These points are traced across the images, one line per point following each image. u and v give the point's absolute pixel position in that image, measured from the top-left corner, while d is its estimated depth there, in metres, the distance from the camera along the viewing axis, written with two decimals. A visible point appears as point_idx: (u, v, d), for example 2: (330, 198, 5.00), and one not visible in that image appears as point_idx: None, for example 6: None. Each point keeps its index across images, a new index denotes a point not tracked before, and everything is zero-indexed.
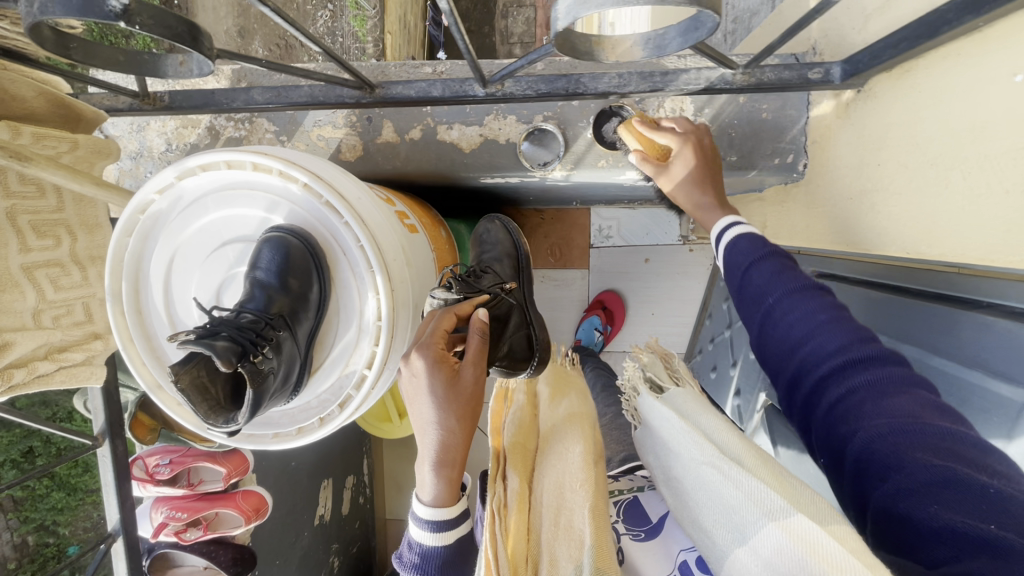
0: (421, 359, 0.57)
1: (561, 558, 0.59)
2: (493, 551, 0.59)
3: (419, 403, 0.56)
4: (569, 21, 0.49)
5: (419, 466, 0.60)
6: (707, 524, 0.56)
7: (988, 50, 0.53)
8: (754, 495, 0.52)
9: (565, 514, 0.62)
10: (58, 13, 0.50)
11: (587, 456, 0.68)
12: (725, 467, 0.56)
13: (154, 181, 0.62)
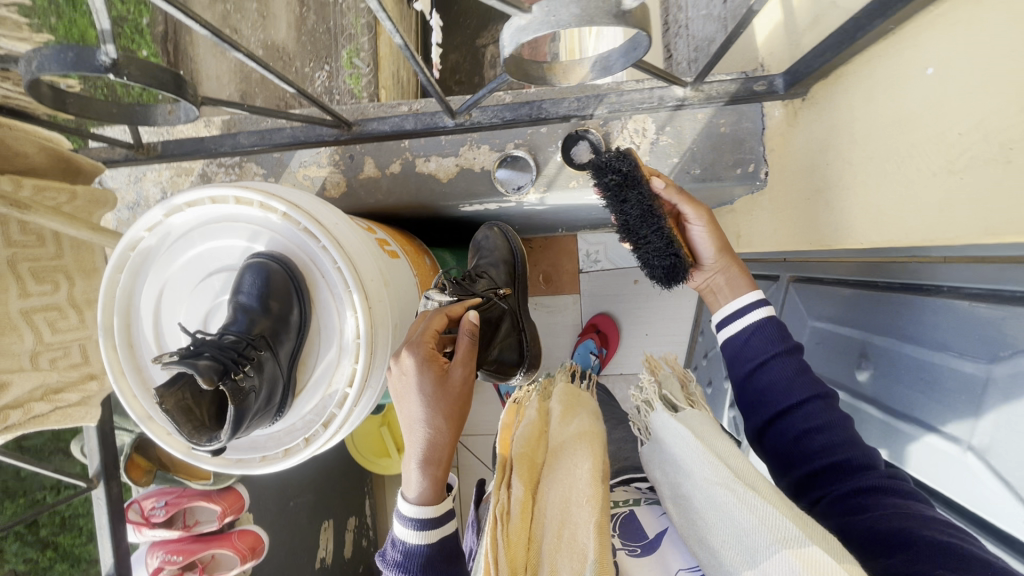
0: (410, 357, 0.60)
1: (562, 571, 0.60)
2: (493, 555, 0.62)
3: (408, 401, 0.59)
4: (513, 48, 0.54)
5: (406, 463, 0.62)
6: (711, 540, 0.58)
7: (900, 49, 0.57)
8: (767, 521, 0.53)
9: (568, 526, 0.63)
10: (54, 70, 0.56)
11: (595, 468, 0.67)
12: (740, 490, 0.57)
13: (144, 219, 0.66)
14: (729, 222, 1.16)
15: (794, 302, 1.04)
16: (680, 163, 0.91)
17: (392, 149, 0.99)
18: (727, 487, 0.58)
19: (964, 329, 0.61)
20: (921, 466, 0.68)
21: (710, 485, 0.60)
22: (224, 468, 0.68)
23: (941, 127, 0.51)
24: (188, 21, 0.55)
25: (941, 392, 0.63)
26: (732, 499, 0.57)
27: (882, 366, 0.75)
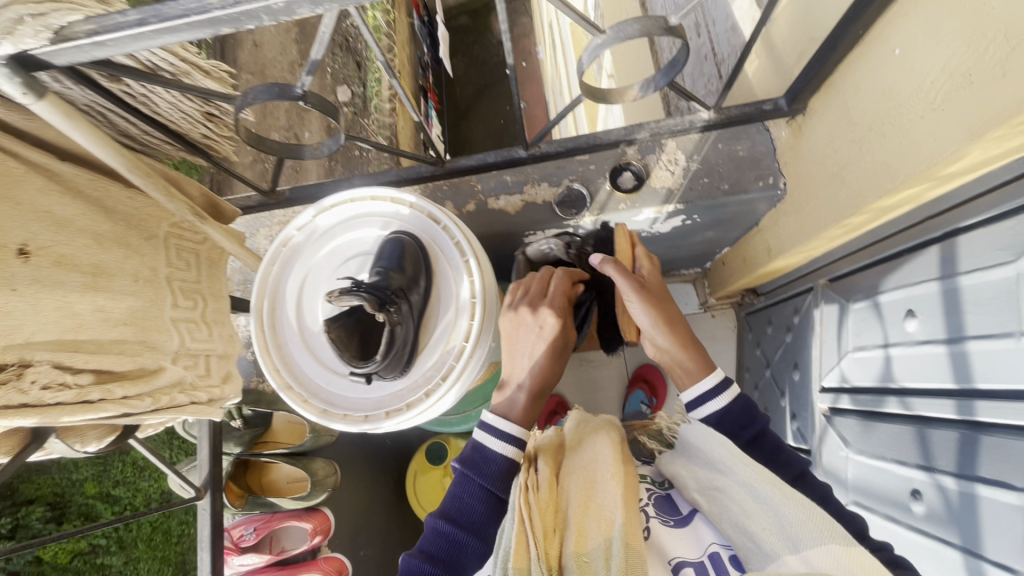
0: (549, 314, 0.85)
1: (591, 534, 0.63)
2: (526, 510, 0.67)
3: (539, 344, 0.85)
4: (592, 61, 0.75)
5: (510, 390, 0.85)
6: (748, 524, 0.66)
7: (871, 48, 0.78)
8: (817, 520, 0.61)
9: (596, 498, 0.66)
10: (262, 100, 0.77)
11: (618, 452, 0.72)
12: (788, 491, 0.66)
13: (299, 218, 0.84)
14: (758, 241, 1.30)
15: (831, 299, 1.15)
16: (708, 181, 1.11)
17: (467, 191, 1.18)
18: (775, 486, 0.67)
19: (989, 241, 0.72)
20: (987, 374, 0.71)
21: (754, 482, 0.69)
22: (355, 425, 0.77)
23: (912, 84, 0.70)
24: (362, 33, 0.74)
25: (985, 303, 0.72)
26: (775, 494, 0.66)
27: (928, 310, 0.83)
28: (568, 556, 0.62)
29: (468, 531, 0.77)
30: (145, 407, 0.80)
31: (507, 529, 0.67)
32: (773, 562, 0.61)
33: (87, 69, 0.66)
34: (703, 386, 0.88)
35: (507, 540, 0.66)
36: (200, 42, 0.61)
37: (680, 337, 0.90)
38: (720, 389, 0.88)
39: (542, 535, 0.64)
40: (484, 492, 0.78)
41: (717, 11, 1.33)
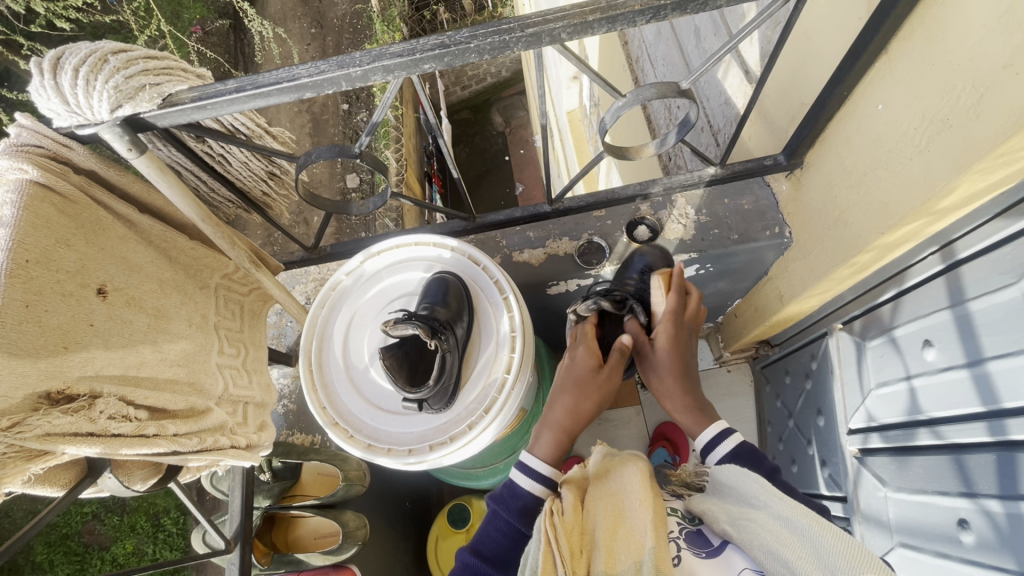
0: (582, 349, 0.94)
1: (621, 556, 0.64)
2: (552, 531, 0.68)
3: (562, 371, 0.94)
4: (614, 120, 0.85)
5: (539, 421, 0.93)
6: (783, 552, 0.62)
7: (856, 107, 0.89)
8: (855, 550, 0.58)
9: (624, 523, 0.67)
10: (323, 158, 0.87)
11: (644, 480, 0.72)
12: (825, 522, 0.62)
13: (349, 263, 0.90)
14: (769, 289, 1.35)
15: (849, 343, 1.17)
16: (718, 232, 1.20)
17: (493, 246, 1.26)
18: (811, 516, 0.63)
19: (992, 267, 0.78)
20: (1010, 392, 0.74)
21: (789, 513, 0.65)
22: (400, 458, 0.79)
23: (898, 133, 0.79)
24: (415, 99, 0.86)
25: (997, 324, 0.76)
26: (812, 524, 0.62)
27: (944, 338, 0.87)
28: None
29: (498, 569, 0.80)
30: (193, 446, 0.82)
31: (533, 550, 0.68)
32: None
33: (179, 131, 0.77)
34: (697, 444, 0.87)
35: (533, 560, 0.67)
36: (284, 105, 0.72)
37: (675, 402, 0.89)
38: (724, 433, 0.84)
39: (569, 555, 0.66)
40: (508, 526, 0.81)
41: (711, 89, 1.49)
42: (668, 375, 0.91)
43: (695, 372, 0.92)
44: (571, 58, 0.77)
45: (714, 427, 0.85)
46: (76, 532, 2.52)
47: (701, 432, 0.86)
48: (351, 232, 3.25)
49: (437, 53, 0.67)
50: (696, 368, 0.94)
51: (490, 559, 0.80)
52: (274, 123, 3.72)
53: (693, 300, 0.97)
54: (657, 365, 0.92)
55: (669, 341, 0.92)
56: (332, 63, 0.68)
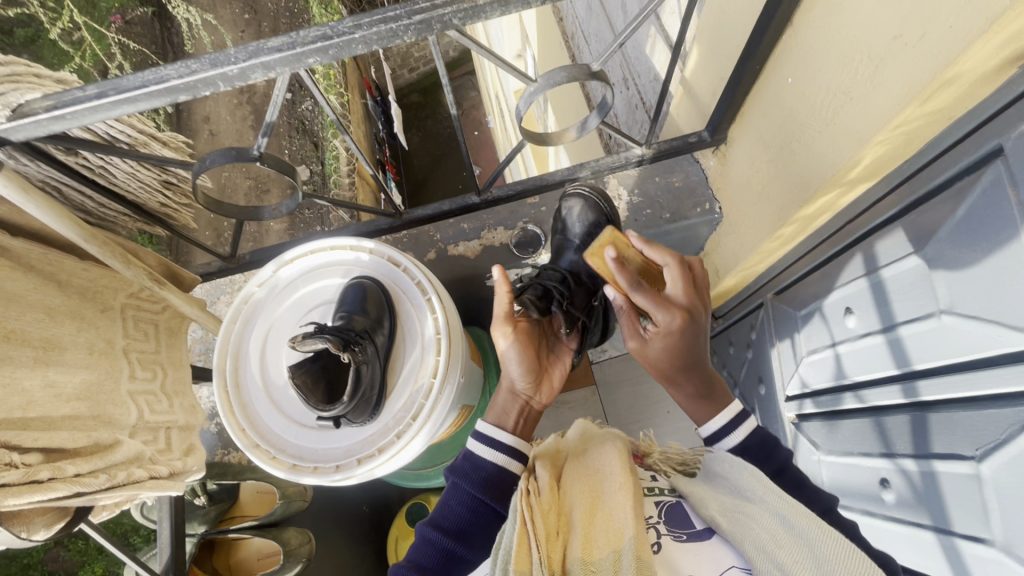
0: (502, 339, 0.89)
1: (599, 543, 0.59)
2: (528, 510, 0.64)
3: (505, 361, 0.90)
4: (527, 107, 0.82)
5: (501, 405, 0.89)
6: (776, 550, 0.56)
7: (769, 81, 0.89)
8: (861, 568, 0.54)
9: (602, 507, 0.63)
10: (218, 164, 0.81)
11: (624, 461, 0.68)
12: (827, 527, 0.58)
13: (260, 274, 0.85)
14: (707, 265, 1.36)
15: (782, 313, 1.18)
16: (650, 213, 1.20)
17: (426, 241, 1.23)
18: (812, 519, 0.59)
19: (899, 234, 0.79)
20: (920, 355, 0.76)
21: (789, 514, 0.60)
22: (327, 476, 0.76)
23: (808, 106, 0.79)
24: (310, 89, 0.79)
25: (906, 290, 0.78)
26: (811, 526, 0.58)
27: (862, 305, 0.89)
28: (572, 561, 0.58)
29: (460, 543, 0.77)
30: (99, 484, 0.76)
31: (508, 530, 0.64)
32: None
33: (43, 143, 0.69)
34: (711, 428, 0.81)
35: (508, 541, 0.62)
36: (157, 111, 0.65)
37: (679, 388, 0.83)
38: (738, 422, 0.80)
39: (545, 537, 0.61)
40: (472, 499, 0.79)
41: (641, 64, 1.45)
42: (665, 369, 0.82)
43: (699, 356, 0.82)
44: (472, 44, 0.73)
45: (718, 420, 0.80)
46: (38, 561, 2.28)
47: (704, 423, 0.82)
48: (304, 227, 3.11)
49: (319, 45, 0.62)
50: (703, 345, 0.83)
51: (451, 531, 0.77)
52: (212, 117, 3.51)
53: (678, 273, 0.82)
54: (650, 356, 0.83)
55: (669, 337, 0.79)
56: (204, 61, 0.62)
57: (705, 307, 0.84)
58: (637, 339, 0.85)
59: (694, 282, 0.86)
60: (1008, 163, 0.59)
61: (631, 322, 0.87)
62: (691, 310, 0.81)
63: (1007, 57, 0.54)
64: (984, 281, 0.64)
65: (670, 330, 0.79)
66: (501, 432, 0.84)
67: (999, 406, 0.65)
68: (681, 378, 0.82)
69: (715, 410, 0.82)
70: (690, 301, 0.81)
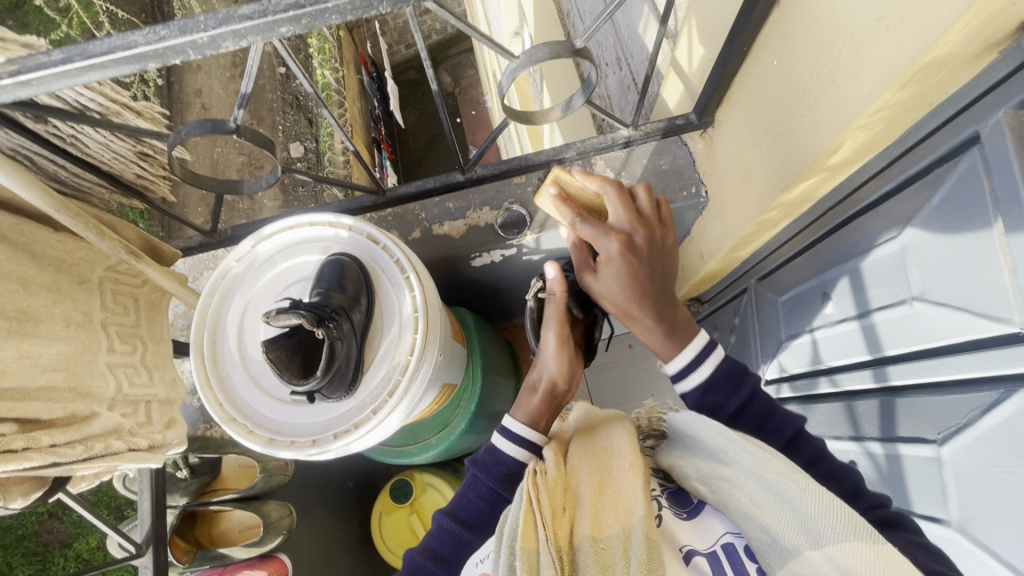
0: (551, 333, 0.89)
1: (608, 520, 0.60)
2: (536, 490, 0.65)
3: (547, 357, 0.89)
4: (509, 85, 0.81)
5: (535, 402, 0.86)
6: (759, 515, 0.57)
7: (755, 63, 0.88)
8: (837, 514, 0.52)
9: (611, 486, 0.64)
10: (193, 135, 0.79)
11: (634, 442, 0.68)
12: (797, 478, 0.57)
13: (238, 249, 0.85)
14: (692, 250, 1.36)
15: (765, 298, 1.18)
16: None
17: (411, 220, 1.22)
18: (785, 474, 0.57)
19: (878, 220, 0.79)
20: (892, 341, 0.77)
21: (762, 470, 0.59)
22: (303, 450, 0.77)
23: (792, 89, 0.79)
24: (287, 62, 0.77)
25: (881, 276, 0.78)
26: (783, 480, 0.57)
27: (839, 291, 0.90)
28: (581, 538, 0.60)
29: (468, 530, 0.82)
30: (76, 455, 0.78)
31: (513, 509, 0.65)
32: (795, 561, 0.52)
33: (11, 110, 0.68)
34: (676, 358, 0.80)
35: (514, 519, 0.63)
36: (125, 79, 0.63)
37: (636, 323, 0.83)
38: (706, 354, 0.80)
39: (551, 514, 0.62)
40: (492, 493, 0.82)
41: (634, 44, 1.37)
42: (620, 302, 0.82)
43: (654, 283, 0.81)
44: (452, 18, 0.72)
45: (685, 355, 0.80)
46: (32, 532, 2.30)
47: (671, 358, 0.81)
48: (299, 204, 3.09)
49: (292, 14, 0.60)
50: (659, 274, 0.82)
51: (469, 523, 0.82)
52: (204, 90, 3.45)
53: (616, 199, 0.84)
54: (606, 289, 0.83)
55: (612, 260, 0.80)
56: (172, 28, 0.60)
57: (654, 233, 0.84)
58: (592, 273, 0.86)
59: (643, 211, 0.86)
60: (983, 151, 0.59)
61: (583, 259, 0.88)
62: (632, 235, 0.81)
63: (986, 42, 0.53)
64: (954, 271, 0.64)
65: (611, 255, 0.80)
66: (533, 431, 0.83)
67: (964, 391, 0.66)
68: (637, 309, 0.81)
69: (681, 344, 0.81)
70: (630, 223, 0.82)
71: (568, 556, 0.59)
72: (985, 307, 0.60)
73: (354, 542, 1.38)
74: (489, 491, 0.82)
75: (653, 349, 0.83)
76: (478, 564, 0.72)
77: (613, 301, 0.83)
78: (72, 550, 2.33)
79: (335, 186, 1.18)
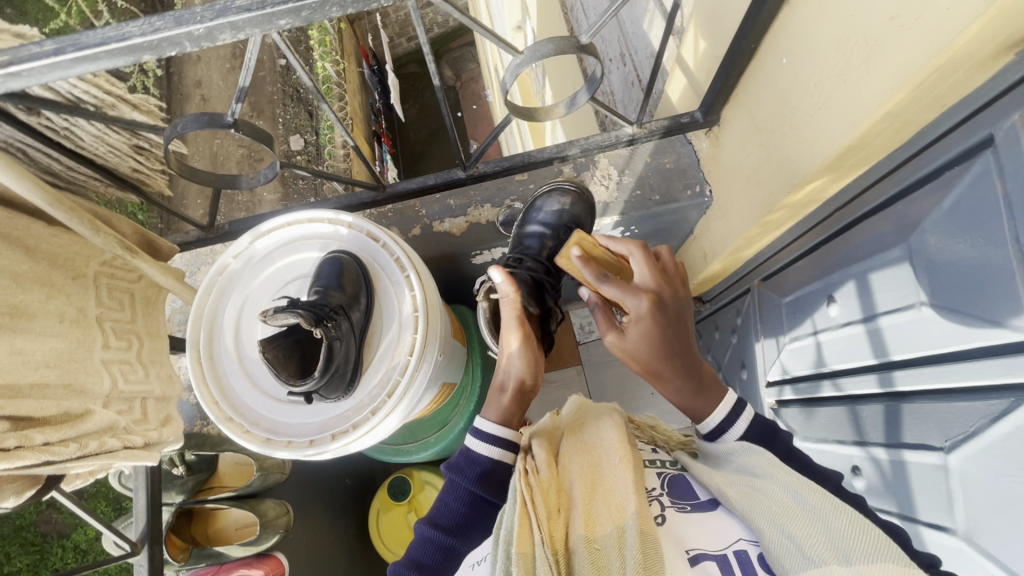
0: (508, 332, 0.89)
1: (602, 518, 0.59)
2: (528, 491, 0.63)
3: (508, 355, 0.89)
4: (512, 81, 0.79)
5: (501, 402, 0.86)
6: (788, 523, 0.55)
7: (763, 61, 0.86)
8: (873, 538, 0.52)
9: (603, 483, 0.63)
10: (190, 129, 0.78)
11: (623, 436, 0.67)
12: (838, 502, 0.56)
13: (235, 246, 0.84)
14: (695, 249, 1.35)
15: (768, 300, 1.17)
16: (640, 193, 1.18)
17: (411, 216, 1.20)
18: (823, 495, 0.57)
19: (886, 222, 0.78)
20: (899, 346, 0.76)
21: (800, 486, 0.59)
22: (300, 451, 0.75)
23: (800, 88, 0.77)
24: (287, 55, 0.75)
25: (889, 280, 0.77)
26: (824, 501, 0.56)
27: (846, 294, 0.89)
28: (576, 539, 0.59)
29: (451, 534, 0.80)
30: (70, 453, 0.76)
31: (507, 511, 0.64)
32: (818, 570, 0.50)
33: (4, 101, 0.66)
34: (711, 421, 0.77)
35: (509, 522, 0.62)
36: (119, 70, 0.62)
37: (663, 383, 0.81)
38: (737, 413, 0.77)
39: (546, 515, 0.61)
40: (469, 495, 0.80)
41: (638, 40, 1.35)
42: (647, 360, 0.79)
43: (681, 345, 0.78)
44: (455, 12, 0.70)
45: (718, 416, 0.76)
46: (32, 523, 2.30)
47: (703, 421, 0.78)
48: (299, 198, 3.07)
49: (291, 6, 0.59)
50: (684, 335, 0.79)
51: (451, 528, 0.80)
52: (203, 81, 3.42)
53: (643, 261, 0.80)
54: (630, 348, 0.80)
55: (641, 322, 0.77)
56: (168, 19, 0.59)
57: (680, 293, 0.81)
58: (616, 333, 0.82)
59: (666, 270, 0.83)
60: (998, 154, 0.58)
61: (606, 318, 0.85)
62: (659, 295, 0.78)
63: (1004, 42, 0.52)
64: (965, 276, 0.63)
65: (639, 315, 0.76)
66: (507, 430, 0.82)
67: (973, 398, 0.65)
68: (666, 374, 0.79)
69: (713, 405, 0.77)
70: (658, 283, 0.79)
71: (565, 559, 0.58)
72: (997, 314, 0.59)
73: (351, 540, 1.37)
74: (486, 493, 0.80)
75: (679, 408, 0.82)
76: (471, 566, 0.70)
77: (637, 364, 0.81)
78: (71, 541, 2.32)
79: (335, 182, 1.16)
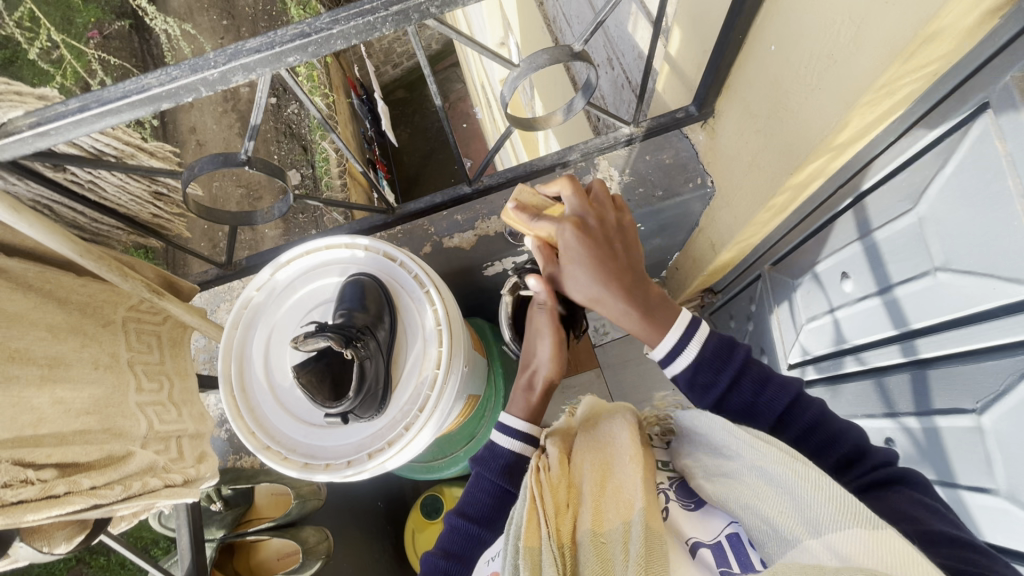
0: (547, 341, 0.85)
1: (609, 514, 0.60)
2: (538, 488, 0.65)
3: (542, 356, 0.86)
4: (512, 94, 0.82)
5: (529, 402, 0.86)
6: (766, 509, 0.55)
7: (752, 51, 0.89)
8: (835, 499, 0.51)
9: (613, 479, 0.63)
10: (206, 169, 0.81)
11: (635, 434, 0.67)
12: (801, 467, 0.54)
13: (258, 278, 0.86)
14: (701, 241, 1.35)
15: (780, 283, 1.18)
16: (642, 190, 1.20)
17: (421, 235, 1.23)
18: (786, 464, 0.55)
19: (891, 194, 0.79)
20: (917, 314, 0.77)
21: (764, 462, 0.57)
22: (339, 472, 0.77)
23: (791, 72, 0.79)
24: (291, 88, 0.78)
25: (900, 251, 0.78)
26: (790, 474, 0.54)
27: (858, 268, 0.90)
28: (583, 533, 0.60)
29: (482, 535, 0.81)
30: (116, 495, 0.78)
31: (518, 508, 0.65)
32: (798, 551, 0.50)
33: (33, 160, 0.71)
34: (667, 343, 0.77)
35: (518, 518, 0.64)
36: (140, 120, 0.65)
37: (615, 306, 0.77)
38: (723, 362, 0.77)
39: (554, 512, 0.62)
40: (497, 489, 0.82)
41: (624, 43, 1.38)
42: (589, 287, 0.77)
43: (619, 262, 0.76)
44: (451, 32, 0.73)
45: (672, 335, 0.77)
46: None
47: (658, 341, 0.77)
48: (299, 231, 3.10)
49: (298, 43, 0.62)
50: (623, 254, 0.77)
51: (487, 533, 0.82)
52: (199, 127, 3.49)
53: (568, 190, 0.79)
54: (569, 278, 0.78)
55: (571, 247, 0.75)
56: (184, 67, 0.62)
57: (610, 217, 0.79)
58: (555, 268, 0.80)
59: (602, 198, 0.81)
60: (994, 115, 0.60)
61: (545, 256, 0.82)
62: (585, 218, 0.77)
63: (988, 8, 0.53)
64: (977, 236, 0.64)
65: (566, 240, 0.76)
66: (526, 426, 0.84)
67: (998, 357, 0.66)
68: (610, 279, 0.75)
69: (664, 328, 0.78)
70: (583, 208, 0.78)
71: (571, 551, 0.60)
72: (1011, 272, 0.60)
73: (388, 563, 1.37)
74: (510, 489, 0.82)
75: (637, 336, 0.79)
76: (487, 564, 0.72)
77: (574, 278, 0.77)
78: None
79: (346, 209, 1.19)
